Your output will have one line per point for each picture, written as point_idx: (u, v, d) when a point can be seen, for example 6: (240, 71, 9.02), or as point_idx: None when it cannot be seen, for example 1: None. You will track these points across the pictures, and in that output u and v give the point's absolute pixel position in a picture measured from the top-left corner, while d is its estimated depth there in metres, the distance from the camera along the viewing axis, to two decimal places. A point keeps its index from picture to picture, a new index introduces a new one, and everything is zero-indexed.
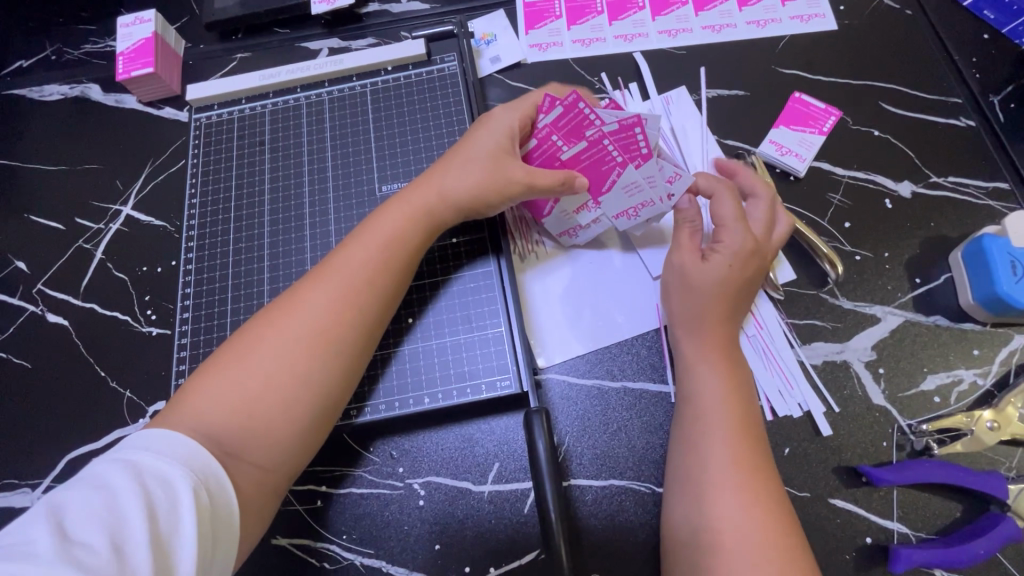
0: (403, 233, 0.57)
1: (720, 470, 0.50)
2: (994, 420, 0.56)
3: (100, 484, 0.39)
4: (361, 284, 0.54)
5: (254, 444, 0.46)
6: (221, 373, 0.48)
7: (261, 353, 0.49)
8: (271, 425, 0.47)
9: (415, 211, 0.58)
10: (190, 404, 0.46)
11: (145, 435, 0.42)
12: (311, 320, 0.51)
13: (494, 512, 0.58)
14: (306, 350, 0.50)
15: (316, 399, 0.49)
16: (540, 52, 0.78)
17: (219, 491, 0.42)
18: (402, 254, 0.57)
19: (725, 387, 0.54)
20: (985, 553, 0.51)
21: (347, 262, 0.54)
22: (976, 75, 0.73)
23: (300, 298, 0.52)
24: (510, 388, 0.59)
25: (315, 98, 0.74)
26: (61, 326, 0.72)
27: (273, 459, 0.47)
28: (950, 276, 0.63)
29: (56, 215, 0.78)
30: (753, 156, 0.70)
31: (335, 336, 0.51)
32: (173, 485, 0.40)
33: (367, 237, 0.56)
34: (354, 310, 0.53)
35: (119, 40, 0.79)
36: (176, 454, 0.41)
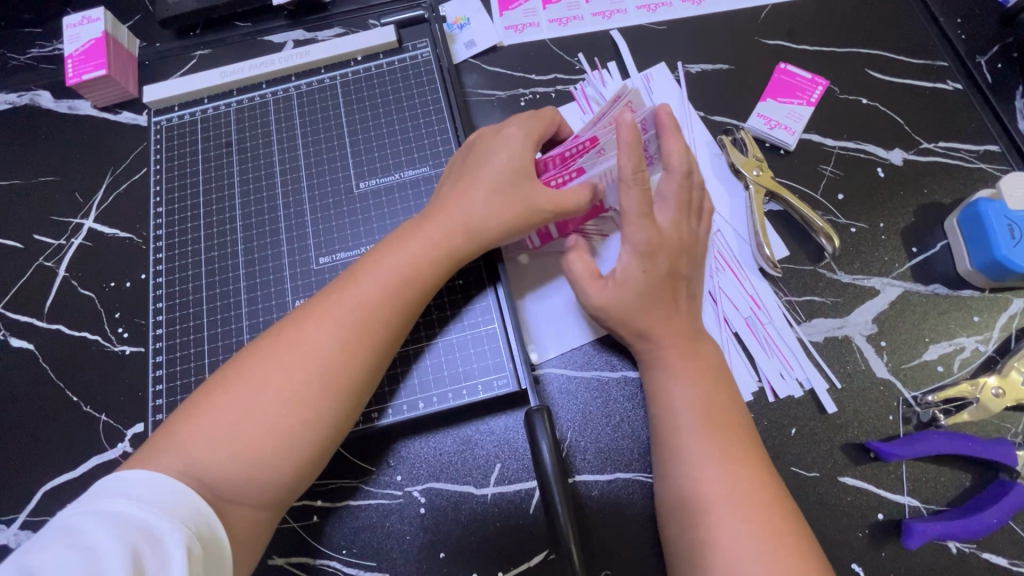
0: (417, 271, 0.52)
1: (701, 466, 0.49)
2: (999, 386, 0.55)
3: (76, 539, 0.36)
4: (368, 325, 0.49)
5: (251, 487, 0.44)
6: (212, 413, 0.44)
7: (256, 397, 0.45)
8: (266, 470, 0.44)
9: (428, 243, 0.53)
10: (181, 437, 0.43)
11: (127, 480, 0.40)
12: (316, 366, 0.46)
13: (500, 515, 0.57)
14: (309, 395, 0.46)
15: (315, 443, 0.46)
16: (516, 33, 0.75)
17: (209, 534, 0.40)
18: (413, 294, 0.51)
19: (697, 383, 0.53)
20: (997, 522, 0.51)
21: (352, 300, 0.49)
22: (962, 36, 0.71)
23: (303, 328, 0.48)
24: (508, 386, 0.56)
25: (282, 94, 0.70)
26: (25, 350, 0.68)
27: (267, 496, 0.45)
28: (947, 243, 0.62)
29: (13, 233, 0.73)
30: (742, 130, 0.68)
31: (342, 383, 0.47)
32: (161, 534, 0.38)
33: (377, 272, 0.51)
34: (361, 352, 0.48)
35: (67, 42, 0.73)
36: (163, 500, 0.39)
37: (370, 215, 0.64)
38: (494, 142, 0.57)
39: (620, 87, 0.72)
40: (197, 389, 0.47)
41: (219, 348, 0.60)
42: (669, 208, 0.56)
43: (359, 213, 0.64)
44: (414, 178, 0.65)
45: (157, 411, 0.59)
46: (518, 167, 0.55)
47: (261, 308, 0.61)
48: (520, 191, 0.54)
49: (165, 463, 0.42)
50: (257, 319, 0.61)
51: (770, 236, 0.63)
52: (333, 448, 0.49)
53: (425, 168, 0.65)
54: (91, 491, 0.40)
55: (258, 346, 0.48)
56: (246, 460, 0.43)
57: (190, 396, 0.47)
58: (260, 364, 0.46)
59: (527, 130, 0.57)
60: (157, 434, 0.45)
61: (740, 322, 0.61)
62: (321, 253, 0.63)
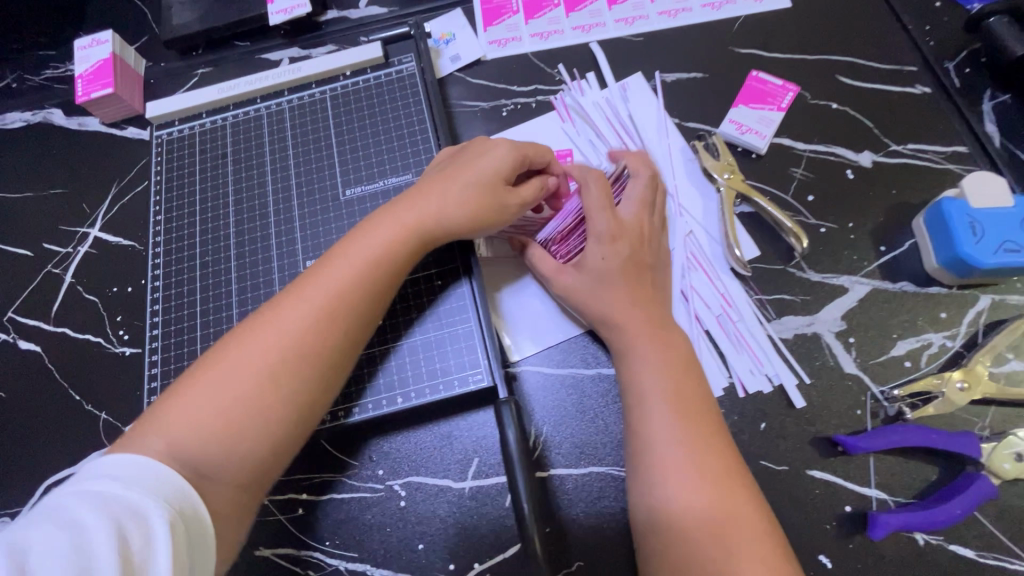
0: (390, 254, 0.54)
1: (668, 455, 0.50)
2: (964, 380, 0.56)
3: (61, 517, 0.38)
4: (343, 306, 0.52)
5: (230, 463, 0.46)
6: (195, 393, 0.47)
7: (233, 376, 0.48)
8: (241, 446, 0.47)
9: (402, 229, 0.55)
10: (166, 417, 0.46)
11: (110, 463, 0.42)
12: (293, 345, 0.49)
13: (477, 508, 0.58)
14: (283, 374, 0.48)
15: (292, 418, 0.49)
16: (498, 48, 0.79)
17: (191, 509, 0.42)
18: (386, 277, 0.54)
19: (663, 376, 0.54)
20: (961, 513, 0.51)
21: (326, 283, 0.52)
22: (930, 42, 0.73)
23: (283, 311, 0.50)
24: (483, 382, 0.58)
25: (275, 108, 0.74)
26: (33, 352, 0.71)
27: (246, 474, 0.47)
28: (914, 242, 0.64)
29: (24, 242, 0.77)
30: (714, 135, 0.70)
31: (318, 361, 0.50)
32: (147, 514, 0.40)
33: (351, 258, 0.54)
34: (337, 332, 0.51)
35: (77, 63, 0.78)
36: (149, 481, 0.41)
37: (356, 220, 0.67)
38: (475, 145, 0.61)
39: (597, 97, 0.75)
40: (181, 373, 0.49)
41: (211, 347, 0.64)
42: (634, 203, 0.62)
43: (345, 219, 0.67)
44: (397, 186, 0.68)
45: None
46: (497, 166, 0.58)
47: (251, 309, 0.65)
48: (489, 181, 0.58)
49: (148, 442, 0.44)
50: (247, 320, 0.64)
51: (740, 236, 0.65)
52: (311, 425, 0.51)
53: (409, 176, 0.68)
54: (80, 472, 0.42)
55: (240, 330, 0.50)
56: (220, 435, 0.46)
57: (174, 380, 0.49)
58: (242, 346, 0.49)
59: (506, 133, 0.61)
60: (140, 419, 0.47)
61: (711, 320, 0.63)
62: (308, 257, 0.66)
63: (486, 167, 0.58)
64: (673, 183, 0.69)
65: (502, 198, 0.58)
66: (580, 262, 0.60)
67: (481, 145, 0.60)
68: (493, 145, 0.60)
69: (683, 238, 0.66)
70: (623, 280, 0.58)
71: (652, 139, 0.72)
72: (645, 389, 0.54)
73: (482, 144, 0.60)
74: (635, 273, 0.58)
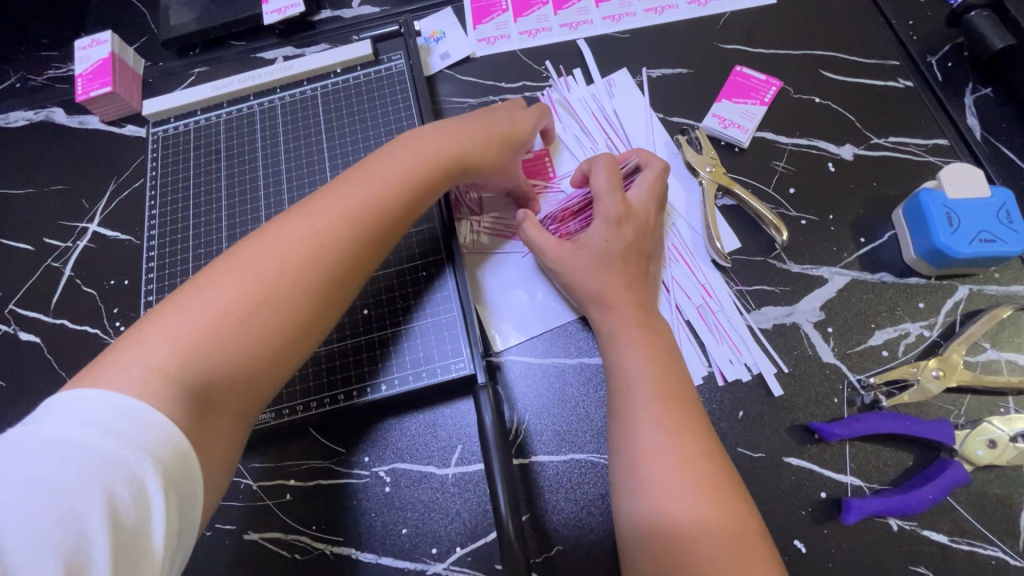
0: (417, 177, 0.56)
1: (645, 438, 0.51)
2: (939, 368, 0.56)
3: (35, 471, 0.34)
4: (371, 217, 0.52)
5: (241, 368, 0.44)
6: (214, 286, 0.45)
7: (254, 265, 0.47)
8: (257, 342, 0.45)
9: (429, 155, 0.57)
10: (179, 310, 0.44)
11: (88, 397, 0.38)
12: (319, 247, 0.49)
13: (459, 493, 0.60)
14: (304, 267, 0.48)
15: (307, 328, 0.48)
16: (487, 45, 0.80)
17: (180, 455, 0.39)
18: (410, 191, 0.55)
19: (640, 360, 0.55)
20: (934, 498, 0.52)
21: (351, 190, 0.53)
22: (914, 37, 0.74)
23: (310, 216, 0.50)
24: (464, 369, 0.60)
25: (267, 105, 0.76)
26: (32, 343, 0.73)
27: (251, 383, 0.45)
28: (894, 233, 0.64)
29: (25, 237, 0.80)
30: (697, 130, 0.71)
31: (343, 269, 0.50)
32: (131, 472, 0.36)
33: (375, 170, 0.55)
34: (362, 243, 0.51)
35: (78, 62, 0.80)
36: (130, 431, 0.37)
37: None
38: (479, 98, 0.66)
39: (583, 92, 0.76)
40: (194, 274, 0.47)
41: None
42: (643, 191, 0.63)
43: None
44: None
45: None
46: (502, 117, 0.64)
47: None
48: (506, 135, 0.63)
49: (162, 331, 0.43)
50: None
51: (721, 228, 0.66)
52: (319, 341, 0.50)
53: None
54: (49, 414, 0.37)
55: (263, 232, 0.49)
56: (238, 324, 0.44)
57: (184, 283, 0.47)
58: (266, 246, 0.48)
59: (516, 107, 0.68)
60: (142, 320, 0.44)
61: (691, 310, 0.63)
62: None
63: (505, 124, 0.64)
64: None
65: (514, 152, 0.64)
66: (578, 242, 0.61)
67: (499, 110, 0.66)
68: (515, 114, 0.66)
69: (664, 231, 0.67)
70: (603, 269, 0.59)
71: (636, 134, 0.73)
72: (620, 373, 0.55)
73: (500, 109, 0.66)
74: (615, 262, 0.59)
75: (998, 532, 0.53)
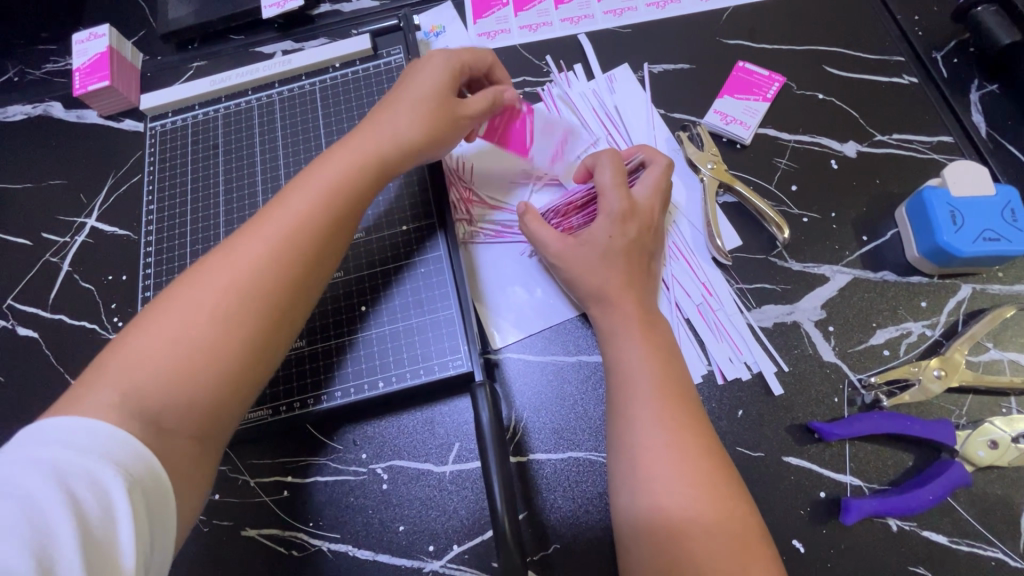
0: (346, 179, 0.53)
1: (644, 437, 0.51)
2: (941, 368, 0.56)
3: (12, 487, 0.35)
4: (303, 230, 0.49)
5: (188, 407, 0.43)
6: (145, 339, 0.43)
7: (189, 312, 0.44)
8: (204, 383, 0.43)
9: (356, 156, 0.54)
10: (109, 371, 0.42)
11: (55, 426, 0.38)
12: (251, 273, 0.46)
13: (457, 491, 0.59)
14: (241, 300, 0.46)
15: (258, 350, 0.46)
16: (487, 39, 0.79)
17: (151, 474, 0.39)
18: (346, 199, 0.53)
19: (640, 358, 0.54)
20: (934, 499, 0.51)
21: (281, 213, 0.50)
22: (919, 32, 0.73)
23: (237, 247, 0.48)
24: (462, 367, 0.59)
25: (266, 99, 0.75)
26: (31, 338, 0.73)
27: (205, 416, 0.44)
28: (897, 232, 0.64)
29: (23, 232, 0.79)
30: (698, 126, 0.71)
31: (281, 290, 0.47)
32: (103, 483, 0.37)
33: (306, 188, 0.52)
34: (298, 259, 0.49)
35: (75, 56, 0.80)
36: (103, 446, 0.38)
37: None
38: (404, 75, 0.61)
39: (584, 88, 0.75)
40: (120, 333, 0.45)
41: None
42: (648, 188, 0.63)
43: None
44: None
45: None
46: (433, 84, 0.59)
47: None
48: (437, 108, 0.58)
49: (96, 400, 0.40)
50: None
51: (723, 226, 0.65)
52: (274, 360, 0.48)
53: None
54: (19, 439, 0.38)
55: (191, 272, 0.47)
56: (178, 368, 0.43)
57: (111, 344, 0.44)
58: (194, 285, 0.46)
59: (448, 57, 0.61)
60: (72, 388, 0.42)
61: (691, 308, 0.63)
62: None
63: (426, 93, 0.58)
64: None
65: (448, 122, 0.59)
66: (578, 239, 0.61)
67: (420, 76, 0.60)
68: (436, 65, 0.60)
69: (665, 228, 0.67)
70: (602, 267, 0.59)
71: (637, 130, 0.73)
72: (620, 372, 0.55)
73: (421, 75, 0.60)
74: (616, 260, 0.59)
75: (999, 533, 0.53)
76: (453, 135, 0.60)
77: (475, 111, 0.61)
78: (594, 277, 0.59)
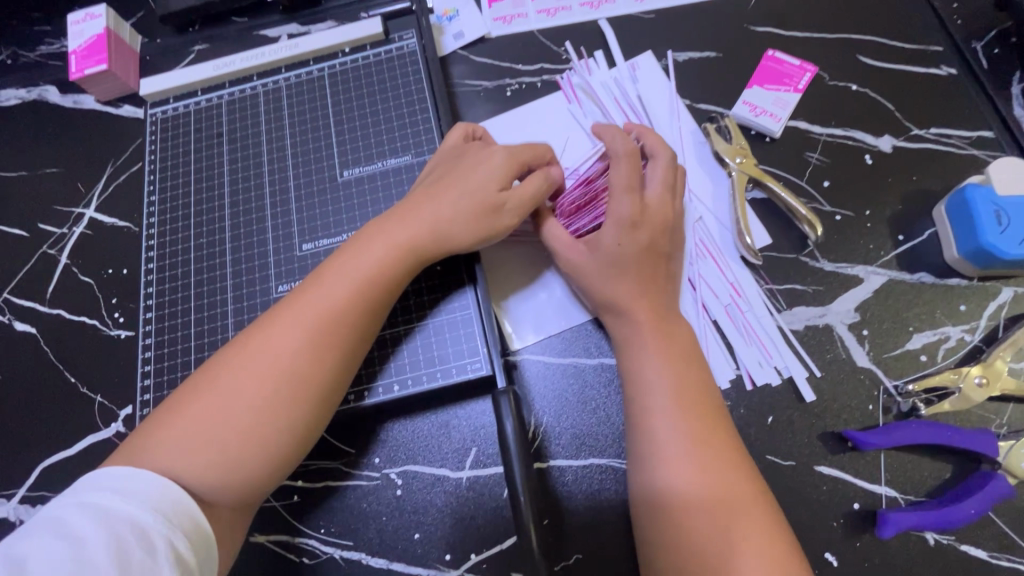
0: (385, 270, 0.52)
1: (672, 448, 0.48)
2: (982, 376, 0.54)
3: (64, 529, 0.38)
4: (338, 326, 0.50)
5: (225, 491, 0.45)
6: (185, 419, 0.45)
7: (226, 405, 0.46)
8: (241, 475, 0.45)
9: (396, 244, 0.53)
10: (154, 446, 0.44)
11: (107, 474, 0.41)
12: (288, 367, 0.47)
13: (474, 498, 0.57)
14: (276, 404, 0.47)
15: (292, 445, 0.48)
16: (503, 24, 0.75)
17: (192, 526, 0.42)
18: (382, 290, 0.52)
19: (667, 366, 0.52)
20: (976, 513, 0.50)
21: (322, 299, 0.50)
22: (958, 20, 0.70)
23: (274, 333, 0.48)
24: (481, 370, 0.57)
25: (272, 86, 0.72)
26: (29, 333, 0.70)
27: (240, 498, 0.46)
28: (935, 231, 0.61)
29: (19, 222, 0.76)
30: (726, 118, 0.67)
31: (315, 384, 0.48)
32: (146, 526, 0.39)
33: (343, 274, 0.51)
34: (332, 355, 0.49)
35: (71, 38, 0.76)
36: (149, 495, 0.41)
37: (355, 205, 0.65)
38: (469, 154, 0.58)
39: (606, 76, 0.72)
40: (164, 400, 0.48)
41: (206, 331, 0.62)
42: (656, 187, 0.58)
43: (343, 200, 0.65)
44: (396, 167, 0.66)
45: (146, 391, 0.61)
46: (494, 178, 0.55)
47: (247, 293, 0.63)
48: (489, 201, 0.55)
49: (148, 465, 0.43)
50: (242, 305, 0.63)
51: (752, 224, 0.63)
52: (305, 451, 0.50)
53: (408, 158, 0.66)
54: (74, 487, 0.41)
55: (227, 354, 0.48)
56: (215, 460, 0.44)
57: (156, 411, 0.47)
58: (233, 370, 0.47)
59: (512, 150, 0.57)
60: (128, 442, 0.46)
61: (719, 310, 0.60)
62: (304, 240, 0.64)
63: (484, 182, 0.55)
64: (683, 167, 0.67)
65: (501, 212, 0.55)
66: (595, 246, 0.57)
67: (479, 163, 0.56)
68: (493, 152, 0.57)
69: (692, 224, 0.64)
70: (631, 266, 0.55)
71: (661, 121, 0.69)
72: (642, 380, 0.52)
73: (481, 161, 0.56)
74: (641, 262, 0.56)
75: None
76: (504, 230, 0.56)
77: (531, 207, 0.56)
78: (616, 279, 0.55)
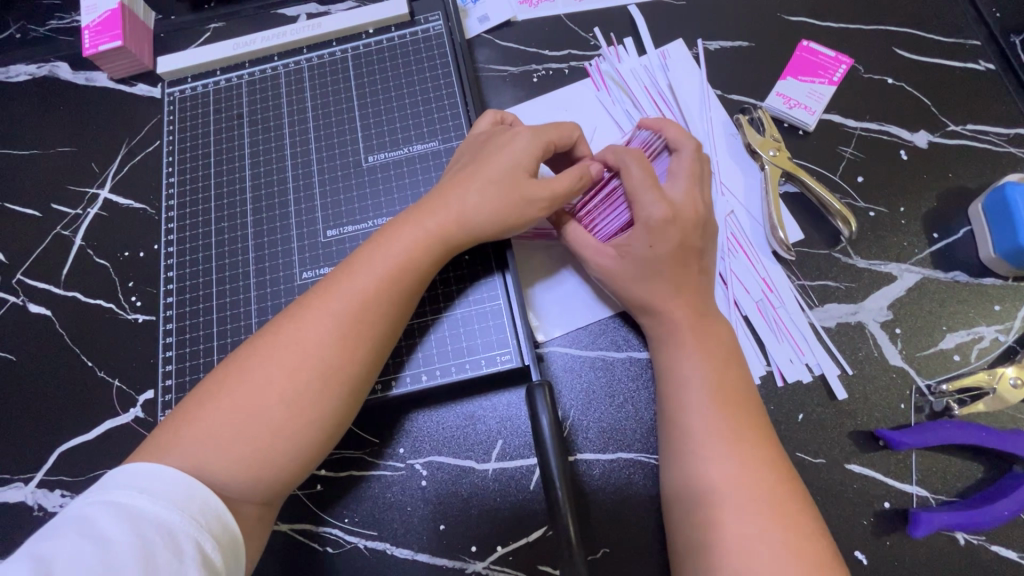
0: (413, 259, 0.51)
1: (710, 446, 0.48)
2: (1018, 377, 0.53)
3: (90, 529, 0.37)
4: (367, 317, 0.49)
5: (255, 485, 0.44)
6: (214, 411, 0.44)
7: (254, 397, 0.45)
8: (271, 468, 0.45)
9: (424, 234, 0.52)
10: (183, 438, 0.43)
11: (133, 472, 0.40)
12: (316, 359, 0.46)
13: (500, 490, 0.57)
14: (305, 397, 0.46)
15: (320, 438, 0.47)
16: (530, 8, 0.73)
17: (219, 527, 0.40)
18: (409, 280, 0.51)
19: (704, 363, 0.51)
20: (1009, 514, 0.49)
21: (349, 291, 0.49)
22: (996, 14, 0.68)
23: (302, 325, 0.47)
24: (511, 362, 0.56)
25: (293, 66, 0.70)
26: (43, 316, 0.69)
27: (269, 492, 0.45)
28: (970, 229, 0.60)
29: (31, 202, 0.75)
30: (759, 110, 0.66)
31: (344, 376, 0.47)
32: (174, 527, 0.38)
33: (370, 265, 0.50)
34: (361, 347, 0.48)
35: (84, 13, 0.73)
36: (175, 495, 0.40)
37: (380, 190, 0.64)
38: (496, 139, 0.57)
39: (635, 64, 0.70)
40: (194, 391, 0.47)
41: (227, 317, 0.61)
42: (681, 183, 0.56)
43: (367, 186, 0.64)
44: (422, 153, 0.64)
45: (167, 377, 0.60)
46: (522, 164, 0.54)
47: (270, 280, 0.62)
48: (517, 187, 0.53)
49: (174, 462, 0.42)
50: (265, 291, 0.62)
51: (785, 219, 0.62)
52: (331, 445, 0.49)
53: (435, 144, 0.65)
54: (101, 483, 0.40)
55: (255, 344, 0.47)
56: (243, 453, 0.44)
57: (184, 402, 0.46)
58: (262, 361, 0.46)
59: (539, 133, 0.56)
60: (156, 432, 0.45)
61: (750, 305, 0.60)
62: (328, 227, 0.63)
63: (513, 168, 0.54)
64: (714, 158, 0.65)
65: (529, 197, 0.54)
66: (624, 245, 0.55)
67: (506, 147, 0.55)
68: (517, 136, 0.56)
69: (723, 218, 0.63)
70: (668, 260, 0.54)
71: (692, 111, 0.68)
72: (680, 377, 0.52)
73: (507, 146, 0.55)
74: (678, 256, 0.54)
75: None
76: (531, 221, 0.54)
77: (561, 190, 0.54)
78: (653, 273, 0.54)
